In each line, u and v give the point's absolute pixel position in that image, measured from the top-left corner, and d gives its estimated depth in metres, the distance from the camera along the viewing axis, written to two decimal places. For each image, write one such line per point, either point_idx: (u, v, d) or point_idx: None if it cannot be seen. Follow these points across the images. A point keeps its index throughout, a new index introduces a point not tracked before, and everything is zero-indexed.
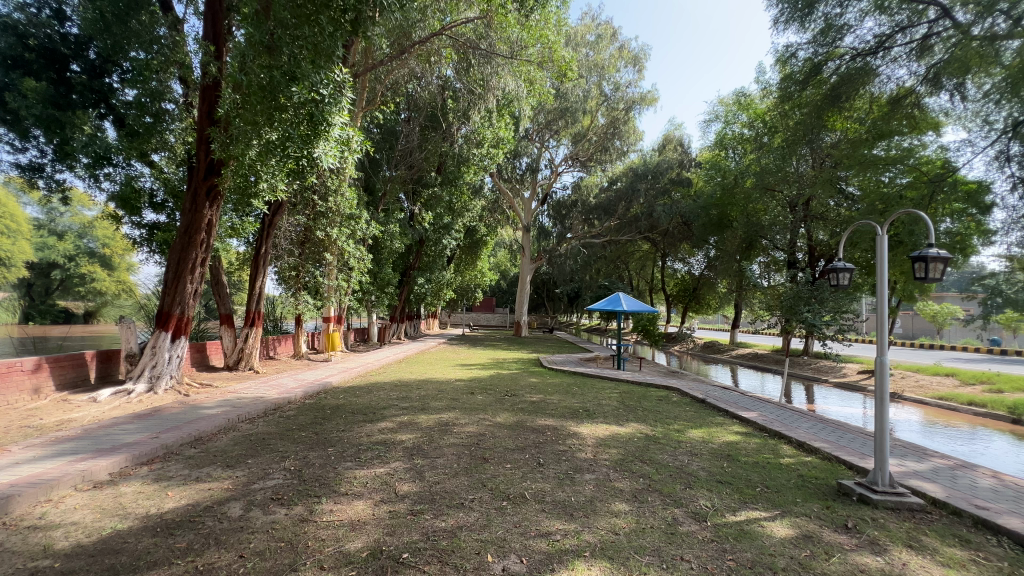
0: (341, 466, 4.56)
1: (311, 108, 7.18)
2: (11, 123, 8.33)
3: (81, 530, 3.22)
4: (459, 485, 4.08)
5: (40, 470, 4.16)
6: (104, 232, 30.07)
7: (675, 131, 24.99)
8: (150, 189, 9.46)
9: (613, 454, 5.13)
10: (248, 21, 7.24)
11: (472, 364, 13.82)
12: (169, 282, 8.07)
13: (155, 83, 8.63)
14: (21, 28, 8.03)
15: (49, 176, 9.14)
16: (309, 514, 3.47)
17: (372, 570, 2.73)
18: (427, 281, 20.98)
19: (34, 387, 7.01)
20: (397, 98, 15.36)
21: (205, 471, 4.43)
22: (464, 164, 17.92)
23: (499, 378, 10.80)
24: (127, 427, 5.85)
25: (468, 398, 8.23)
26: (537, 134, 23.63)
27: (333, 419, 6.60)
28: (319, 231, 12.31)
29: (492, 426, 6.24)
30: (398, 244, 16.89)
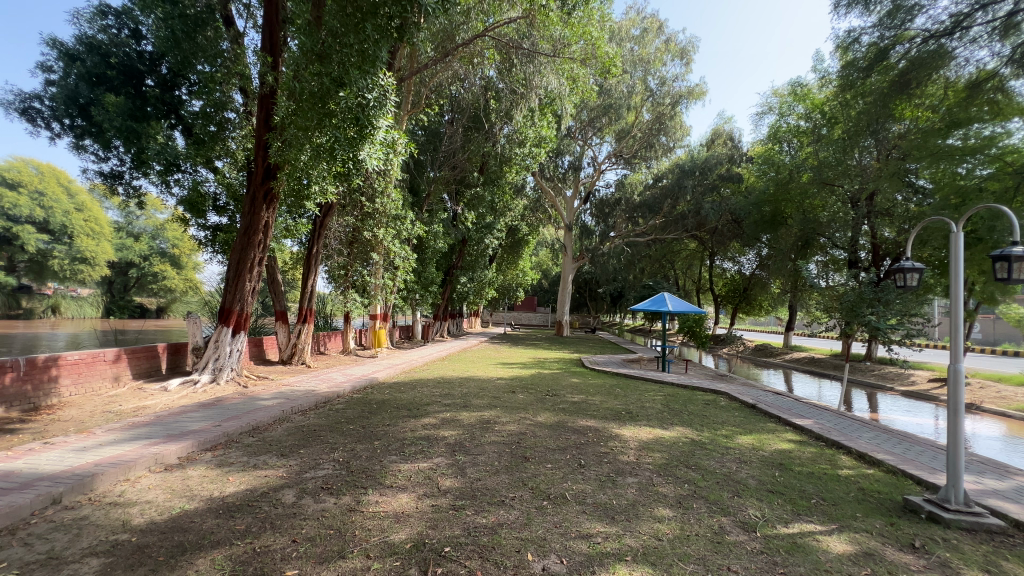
0: (387, 459, 4.70)
1: (358, 112, 7.43)
2: (96, 135, 9.12)
3: (154, 508, 3.49)
4: (500, 482, 4.11)
5: (119, 452, 4.55)
6: (174, 233, 32.14)
7: (725, 124, 24.04)
8: (214, 193, 10.09)
9: (657, 458, 5.01)
10: (301, 31, 7.58)
11: (513, 363, 13.88)
12: (230, 280, 8.60)
13: (218, 94, 9.29)
14: (104, 48, 8.84)
15: (127, 183, 9.95)
16: (356, 504, 3.60)
17: (415, 562, 2.79)
18: (470, 280, 21.31)
19: (114, 375, 7.66)
20: (441, 100, 15.64)
21: (262, 459, 4.69)
22: (506, 163, 18.00)
23: (540, 377, 10.80)
24: (194, 415, 6.30)
25: (509, 397, 8.28)
26: (580, 132, 23.38)
27: (379, 413, 6.82)
28: (367, 232, 12.74)
29: (532, 425, 6.24)
30: (441, 243, 17.23)
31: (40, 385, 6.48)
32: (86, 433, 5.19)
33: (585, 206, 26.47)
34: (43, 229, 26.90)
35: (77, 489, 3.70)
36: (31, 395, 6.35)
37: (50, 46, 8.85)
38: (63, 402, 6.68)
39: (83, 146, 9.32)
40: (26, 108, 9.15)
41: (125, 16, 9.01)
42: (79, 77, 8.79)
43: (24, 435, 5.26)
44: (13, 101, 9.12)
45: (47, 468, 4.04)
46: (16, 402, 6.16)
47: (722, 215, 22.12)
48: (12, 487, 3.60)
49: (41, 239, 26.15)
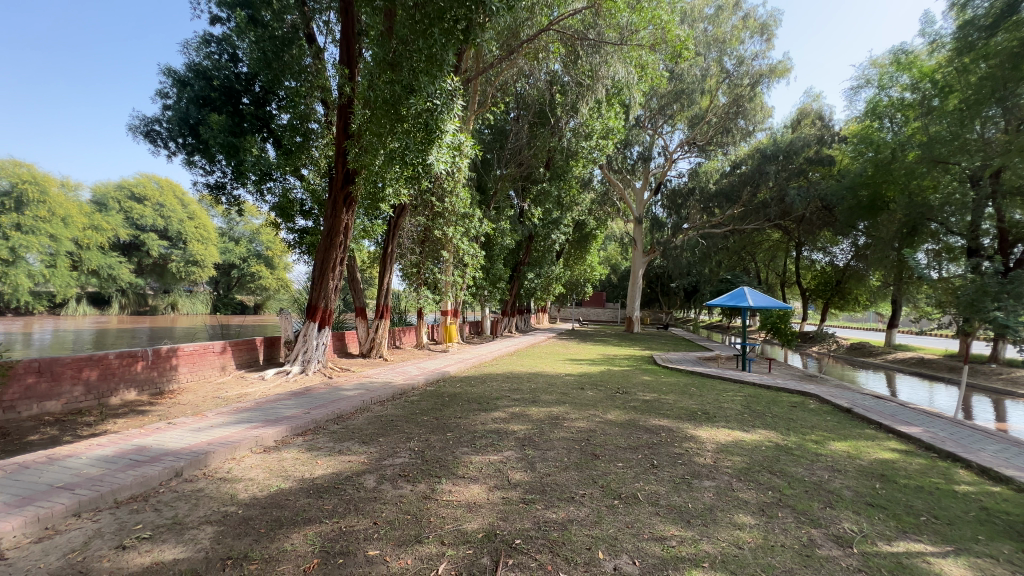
0: (459, 450, 4.85)
1: (426, 117, 7.71)
2: (203, 151, 10.23)
3: (256, 485, 3.87)
4: (570, 479, 4.09)
5: (227, 433, 5.10)
6: (268, 236, 35.20)
7: (814, 102, 22.07)
8: (301, 199, 10.95)
9: (737, 462, 4.71)
10: (374, 41, 8.00)
11: (581, 360, 13.74)
12: (316, 279, 9.31)
13: (303, 107, 10.00)
14: (209, 73, 9.89)
15: (229, 192, 11.07)
16: (431, 492, 3.76)
17: (487, 551, 2.88)
18: (537, 276, 21.44)
19: (221, 365, 8.61)
20: (507, 97, 15.80)
21: (346, 445, 5.04)
22: (573, 157, 17.75)
23: (609, 374, 10.60)
24: (287, 402, 6.91)
25: (579, 393, 8.23)
26: (648, 122, 22.59)
27: (451, 406, 7.07)
28: (438, 231, 13.20)
29: (603, 423, 6.14)
30: (508, 240, 17.45)
31: (164, 371, 7.44)
32: (201, 416, 5.90)
33: (656, 197, 25.47)
34: (164, 236, 30.78)
35: (194, 464, 4.21)
36: (157, 380, 7.31)
37: (165, 74, 10.05)
38: (181, 387, 7.61)
39: (193, 161, 10.51)
40: (148, 130, 10.47)
41: (225, 42, 9.98)
42: (189, 100, 9.91)
43: (153, 415, 6.08)
44: (138, 125, 10.47)
45: (171, 445, 4.62)
46: (146, 386, 7.11)
47: (810, 202, 20.37)
48: (144, 461, 4.17)
49: (162, 244, 29.94)
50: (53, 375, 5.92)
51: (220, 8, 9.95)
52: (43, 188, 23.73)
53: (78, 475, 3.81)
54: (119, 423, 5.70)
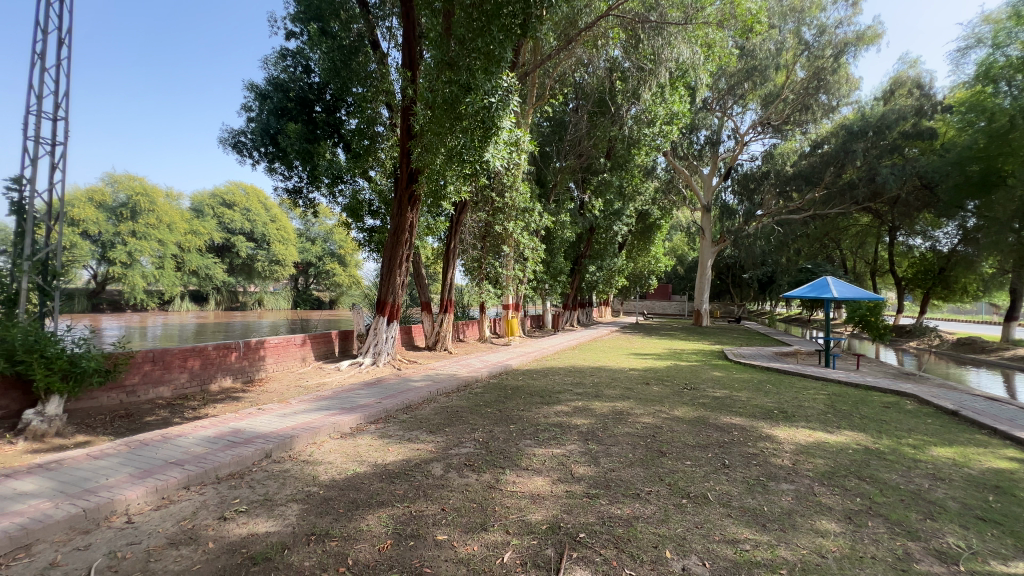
0: (522, 443, 4.90)
1: (483, 114, 7.82)
2: (282, 158, 11.04)
3: (335, 469, 4.16)
4: (635, 475, 4.02)
5: (308, 420, 5.51)
6: (341, 236, 37.08)
7: (911, 69, 19.79)
8: (369, 200, 11.51)
9: (819, 465, 4.38)
10: (433, 43, 8.31)
11: (646, 353, 13.38)
12: (384, 275, 9.80)
13: (370, 111, 10.46)
14: (285, 85, 10.63)
15: (305, 196, 11.86)
16: (495, 482, 3.85)
17: (551, 543, 2.90)
18: (599, 269, 21.07)
19: (302, 356, 9.30)
20: (565, 88, 15.61)
21: (415, 434, 5.28)
22: (635, 145, 17.21)
23: (676, 370, 10.20)
24: (361, 392, 7.34)
25: (644, 388, 8.02)
26: (716, 104, 21.43)
27: (514, 398, 7.17)
28: (498, 226, 13.38)
29: (669, 420, 5.94)
30: (569, 233, 17.30)
31: (255, 361, 8.17)
32: (286, 402, 6.42)
33: (725, 183, 24.16)
34: (250, 238, 33.67)
35: (282, 447, 4.59)
36: (248, 370, 8.04)
37: (249, 89, 10.93)
38: (268, 376, 8.33)
39: (274, 168, 11.37)
40: (235, 142, 11.46)
41: (300, 55, 10.69)
42: (269, 112, 10.72)
43: (246, 401, 6.71)
44: (227, 137, 11.49)
45: (262, 429, 5.08)
46: (239, 374, 7.85)
47: (906, 181, 18.37)
48: (239, 442, 4.61)
49: (249, 246, 32.82)
50: (164, 363, 6.69)
51: (295, 23, 10.65)
52: (153, 199, 26.86)
53: (187, 452, 4.30)
54: (218, 407, 6.36)
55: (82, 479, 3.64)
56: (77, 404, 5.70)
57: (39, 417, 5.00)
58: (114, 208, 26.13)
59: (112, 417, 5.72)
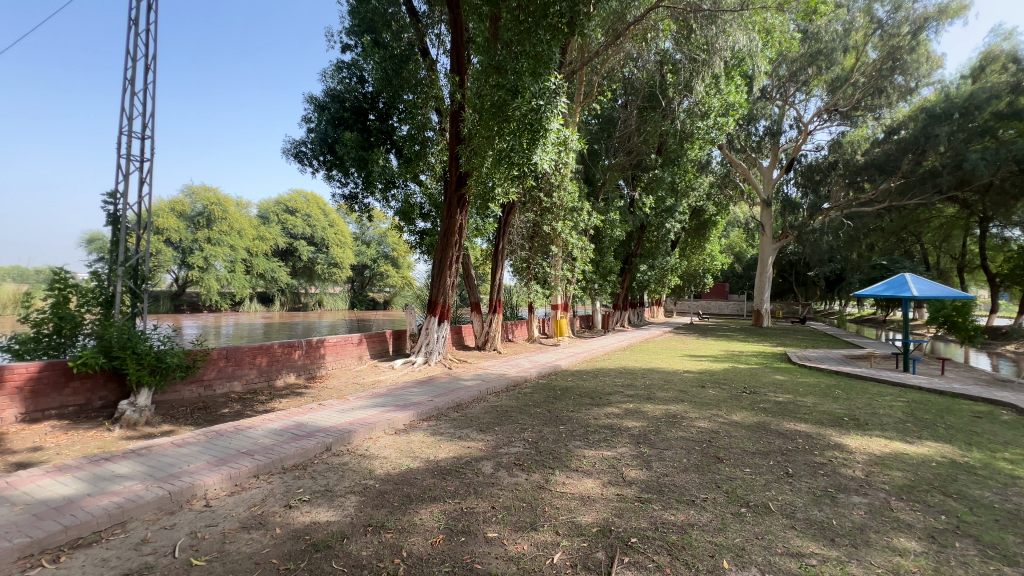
0: (572, 444, 4.87)
1: (531, 117, 7.83)
2: (339, 166, 11.58)
3: (389, 463, 4.31)
4: (689, 481, 3.88)
5: (365, 415, 5.75)
6: (394, 239, 38.45)
7: (1005, 42, 17.82)
8: (420, 203, 11.81)
9: (896, 478, 4.04)
10: (481, 49, 8.44)
11: (701, 355, 12.89)
12: (435, 276, 10.06)
13: (420, 117, 10.74)
14: (341, 96, 11.16)
15: (361, 201, 12.39)
16: (545, 483, 3.83)
17: (602, 546, 2.86)
18: (650, 268, 20.51)
19: (359, 354, 9.71)
20: (614, 84, 15.34)
21: (466, 432, 5.38)
22: (688, 140, 16.67)
23: (734, 372, 9.73)
24: (414, 390, 7.56)
25: (699, 391, 7.73)
26: (776, 92, 20.39)
27: (564, 399, 7.13)
28: (546, 226, 13.37)
29: (727, 424, 5.68)
30: (619, 232, 16.96)
31: (316, 359, 8.63)
32: (344, 398, 6.74)
33: (786, 175, 22.89)
34: (311, 242, 35.54)
35: (341, 440, 4.82)
36: (310, 366, 8.50)
37: (309, 102, 11.55)
38: (328, 373, 8.78)
39: (332, 176, 11.95)
40: (297, 152, 12.15)
41: (354, 67, 11.18)
42: (327, 122, 11.28)
43: (308, 397, 7.09)
44: (290, 148, 12.21)
45: (322, 423, 5.36)
46: (302, 371, 8.32)
47: (999, 166, 16.54)
48: (302, 435, 4.89)
49: (310, 250, 34.68)
50: (236, 360, 7.20)
51: (349, 36, 11.16)
52: (225, 208, 29.04)
53: (257, 443, 4.61)
54: (283, 402, 6.77)
55: (167, 464, 3.99)
56: (163, 396, 6.26)
57: (132, 407, 5.54)
58: (192, 217, 28.52)
59: (192, 409, 6.24)
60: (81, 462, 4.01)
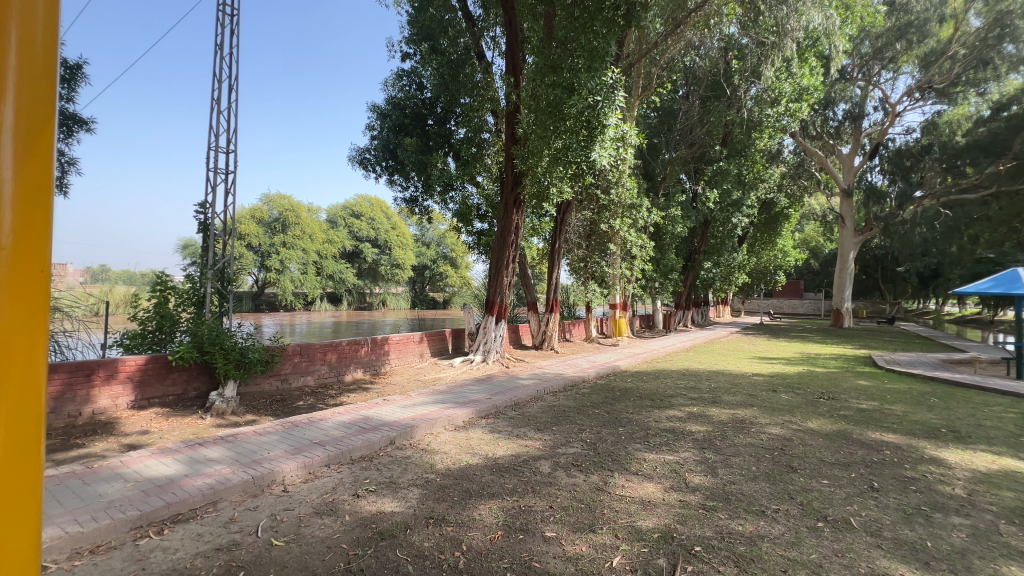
0: (632, 446, 4.75)
1: (589, 114, 7.79)
2: (400, 170, 12.06)
3: (449, 459, 4.43)
4: (759, 490, 3.66)
5: (426, 411, 5.95)
6: (453, 240, 39.49)
7: None
8: (478, 204, 12.01)
9: (1005, 498, 3.58)
10: (535, 49, 8.44)
11: (772, 358, 12.10)
12: (492, 276, 10.21)
13: (476, 120, 10.91)
14: (401, 103, 11.59)
15: (421, 204, 12.81)
16: (604, 485, 3.77)
17: (664, 552, 2.77)
18: (715, 265, 19.58)
19: (420, 352, 10.05)
20: (675, 75, 14.82)
21: (524, 430, 5.41)
22: (756, 129, 15.76)
23: (810, 376, 9.06)
24: (473, 387, 7.71)
25: (770, 396, 7.28)
26: (857, 72, 18.82)
27: (623, 400, 6.97)
28: (604, 224, 13.16)
29: (801, 432, 5.30)
30: (681, 228, 16.30)
31: (380, 355, 9.04)
32: (407, 394, 7.01)
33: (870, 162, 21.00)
34: (375, 244, 37.24)
35: (404, 435, 5.02)
36: (375, 363, 8.91)
37: (372, 111, 12.12)
38: (392, 369, 9.17)
39: (394, 180, 12.45)
40: (362, 159, 12.78)
41: (413, 74, 11.55)
42: (389, 129, 11.80)
43: (374, 392, 7.44)
44: (355, 155, 12.85)
45: (387, 417, 5.61)
46: (368, 367, 8.74)
47: None
48: (368, 429, 5.14)
49: (374, 252, 36.36)
50: (309, 356, 7.70)
51: (409, 45, 11.56)
52: (298, 214, 31.21)
53: (328, 434, 4.90)
54: (351, 396, 7.16)
55: (251, 451, 4.35)
56: (246, 388, 6.83)
57: (220, 398, 6.09)
58: (270, 223, 30.89)
59: (271, 401, 6.75)
60: (180, 446, 4.46)
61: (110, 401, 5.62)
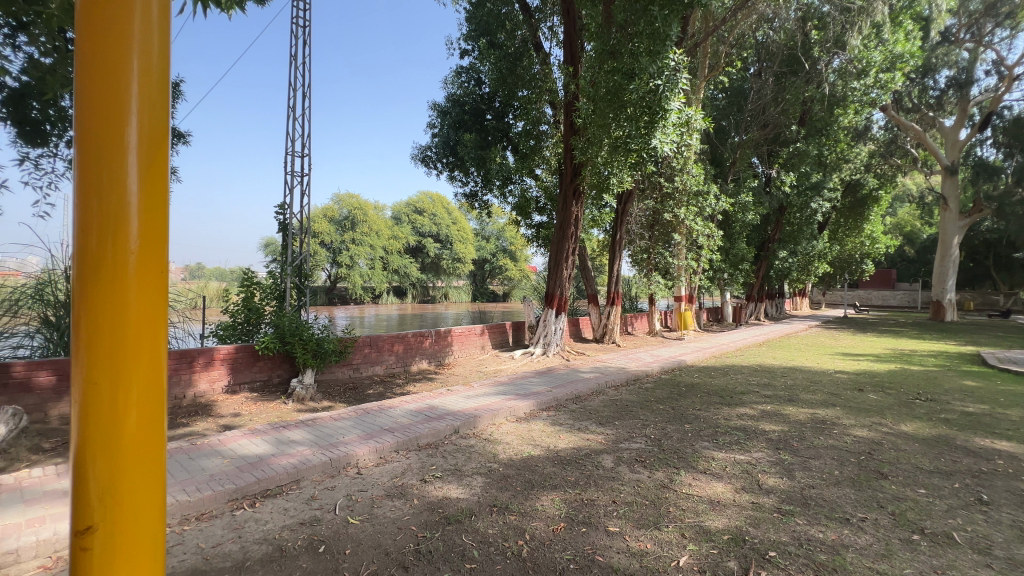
0: (699, 444, 4.58)
1: (650, 99, 7.49)
2: (460, 166, 12.30)
3: (511, 449, 4.50)
4: (842, 496, 3.40)
5: (488, 402, 6.07)
6: (511, 234, 39.90)
7: None
8: (537, 197, 12.00)
9: None
10: (594, 35, 8.21)
11: (859, 354, 11.10)
12: (552, 269, 10.18)
13: (534, 112, 10.87)
14: (461, 100, 11.81)
15: (480, 198, 13.00)
16: (669, 482, 3.67)
17: (735, 555, 2.66)
18: (791, 254, 18.24)
19: (481, 344, 10.26)
20: (745, 52, 13.88)
21: (586, 424, 5.38)
22: (839, 104, 14.47)
23: (904, 375, 8.22)
24: (534, 380, 7.76)
25: (856, 395, 6.71)
26: (964, 33, 16.63)
27: (689, 396, 6.72)
28: (668, 213, 12.70)
29: (893, 436, 4.84)
30: (752, 215, 15.31)
31: (444, 347, 9.34)
32: (470, 385, 7.20)
33: (981, 134, 18.39)
34: (437, 239, 38.47)
35: (467, 424, 5.17)
36: (439, 354, 9.21)
37: (432, 109, 12.43)
38: (455, 360, 9.44)
39: (454, 176, 12.72)
40: (424, 156, 13.17)
41: (472, 70, 11.72)
42: (449, 126, 12.06)
43: (438, 382, 7.71)
44: (417, 154, 13.28)
45: (451, 407, 5.80)
46: (432, 358, 9.06)
47: None
48: (434, 417, 5.33)
49: (436, 246, 37.53)
50: (378, 347, 8.12)
51: (467, 41, 11.70)
52: (365, 212, 33.28)
53: (397, 422, 5.15)
54: (417, 386, 7.47)
55: (329, 435, 4.67)
56: (322, 376, 7.31)
57: (300, 385, 6.57)
58: (340, 221, 32.90)
59: (345, 389, 7.20)
60: (267, 427, 4.88)
61: (208, 385, 6.25)
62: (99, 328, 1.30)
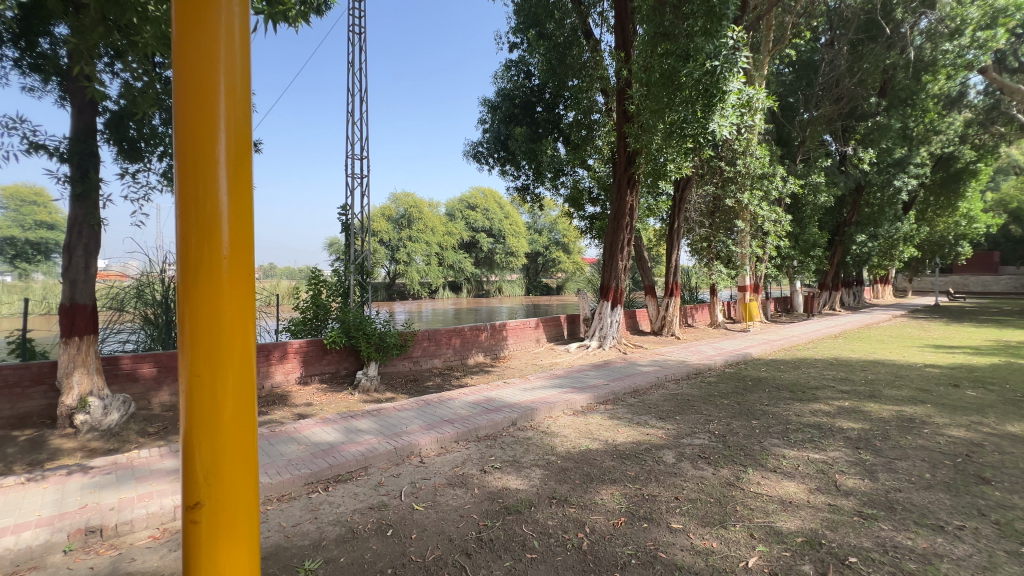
0: (768, 441, 4.35)
1: (707, 82, 7.13)
2: (511, 160, 12.34)
3: (569, 442, 4.50)
4: (935, 501, 3.11)
5: (544, 395, 6.10)
6: (564, 226, 39.56)
7: None
8: (589, 188, 11.82)
9: None
10: (646, 17, 7.89)
11: (954, 346, 10.03)
12: (606, 260, 10.02)
13: (585, 102, 10.69)
14: (511, 93, 11.82)
15: (532, 191, 12.98)
16: (736, 480, 3.52)
17: (810, 559, 2.51)
18: (871, 238, 16.75)
19: (536, 338, 10.29)
20: (815, 20, 12.84)
21: (645, 418, 5.26)
22: (927, 69, 13.20)
23: (1010, 370, 7.34)
24: (590, 373, 7.69)
25: (950, 391, 6.08)
26: None
27: (756, 391, 6.39)
28: (729, 199, 12.07)
29: (997, 437, 4.35)
30: (824, 197, 14.21)
31: (500, 340, 9.46)
32: (526, 378, 7.26)
33: None
34: (490, 234, 38.87)
35: (524, 417, 5.22)
36: (495, 347, 9.35)
37: (483, 104, 12.54)
38: (510, 354, 9.54)
39: (506, 171, 12.79)
40: (475, 152, 13.33)
41: (521, 63, 11.71)
42: (500, 121, 12.12)
43: (495, 375, 7.83)
44: (469, 150, 13.47)
45: (508, 399, 5.88)
46: (488, 351, 9.21)
47: None
48: (491, 409, 5.43)
49: (489, 241, 37.96)
50: (436, 341, 8.37)
51: (516, 34, 11.69)
52: (420, 210, 34.16)
53: (456, 413, 5.30)
54: (474, 378, 7.63)
55: (393, 425, 4.88)
56: (385, 368, 7.66)
57: (365, 376, 6.92)
58: (397, 220, 34.07)
59: (406, 381, 7.49)
60: (337, 417, 5.18)
61: (283, 376, 6.74)
62: (200, 326, 1.44)
